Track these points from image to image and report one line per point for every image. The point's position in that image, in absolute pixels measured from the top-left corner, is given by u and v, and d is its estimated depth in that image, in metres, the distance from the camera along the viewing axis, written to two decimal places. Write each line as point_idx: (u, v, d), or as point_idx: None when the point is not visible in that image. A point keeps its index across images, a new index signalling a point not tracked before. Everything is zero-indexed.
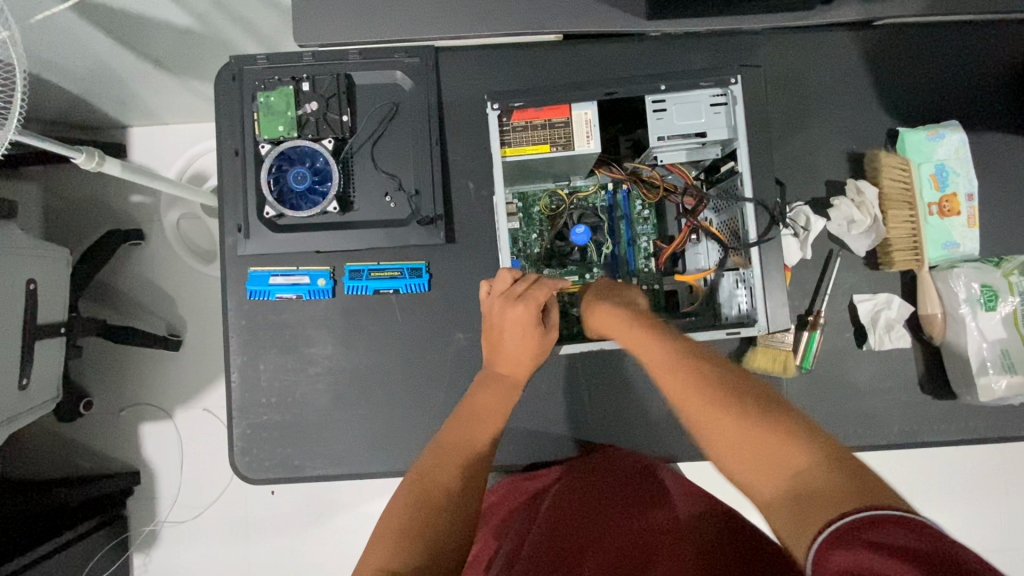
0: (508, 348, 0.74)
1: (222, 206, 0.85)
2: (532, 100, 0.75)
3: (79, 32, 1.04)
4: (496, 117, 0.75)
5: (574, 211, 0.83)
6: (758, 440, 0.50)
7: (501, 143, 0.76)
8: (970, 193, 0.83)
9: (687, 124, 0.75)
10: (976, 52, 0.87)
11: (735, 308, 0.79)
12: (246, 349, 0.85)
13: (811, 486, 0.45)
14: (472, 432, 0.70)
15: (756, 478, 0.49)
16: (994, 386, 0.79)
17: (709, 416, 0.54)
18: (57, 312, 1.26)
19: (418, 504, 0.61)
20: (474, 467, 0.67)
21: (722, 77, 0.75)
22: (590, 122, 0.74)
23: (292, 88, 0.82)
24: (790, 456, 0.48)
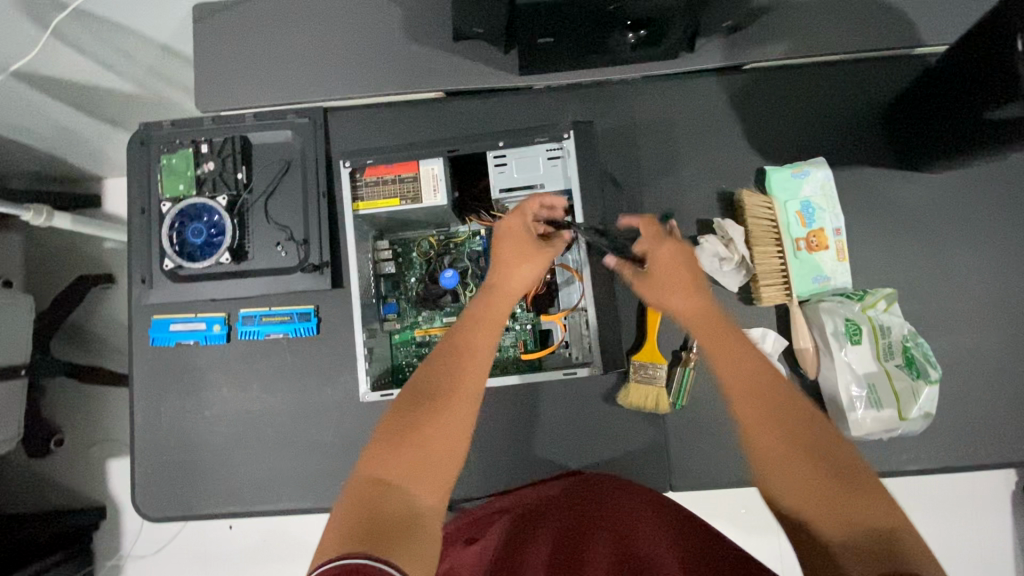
0: (508, 260, 0.71)
1: (130, 258, 0.92)
2: (382, 158, 0.84)
3: (30, 99, 1.15)
4: (348, 174, 0.84)
5: (445, 256, 0.88)
6: (853, 487, 0.49)
7: (355, 198, 0.84)
8: (836, 227, 0.85)
9: (527, 176, 0.82)
10: (842, 91, 0.90)
11: (586, 346, 0.85)
12: (149, 392, 0.90)
13: (858, 539, 0.47)
14: (467, 360, 0.61)
15: (819, 516, 0.49)
16: (860, 418, 0.79)
17: (779, 461, 0.53)
18: (18, 355, 1.35)
19: (411, 422, 0.55)
20: (462, 399, 0.58)
21: (555, 132, 0.82)
22: (436, 177, 0.82)
23: (191, 150, 0.90)
24: (853, 506, 0.49)
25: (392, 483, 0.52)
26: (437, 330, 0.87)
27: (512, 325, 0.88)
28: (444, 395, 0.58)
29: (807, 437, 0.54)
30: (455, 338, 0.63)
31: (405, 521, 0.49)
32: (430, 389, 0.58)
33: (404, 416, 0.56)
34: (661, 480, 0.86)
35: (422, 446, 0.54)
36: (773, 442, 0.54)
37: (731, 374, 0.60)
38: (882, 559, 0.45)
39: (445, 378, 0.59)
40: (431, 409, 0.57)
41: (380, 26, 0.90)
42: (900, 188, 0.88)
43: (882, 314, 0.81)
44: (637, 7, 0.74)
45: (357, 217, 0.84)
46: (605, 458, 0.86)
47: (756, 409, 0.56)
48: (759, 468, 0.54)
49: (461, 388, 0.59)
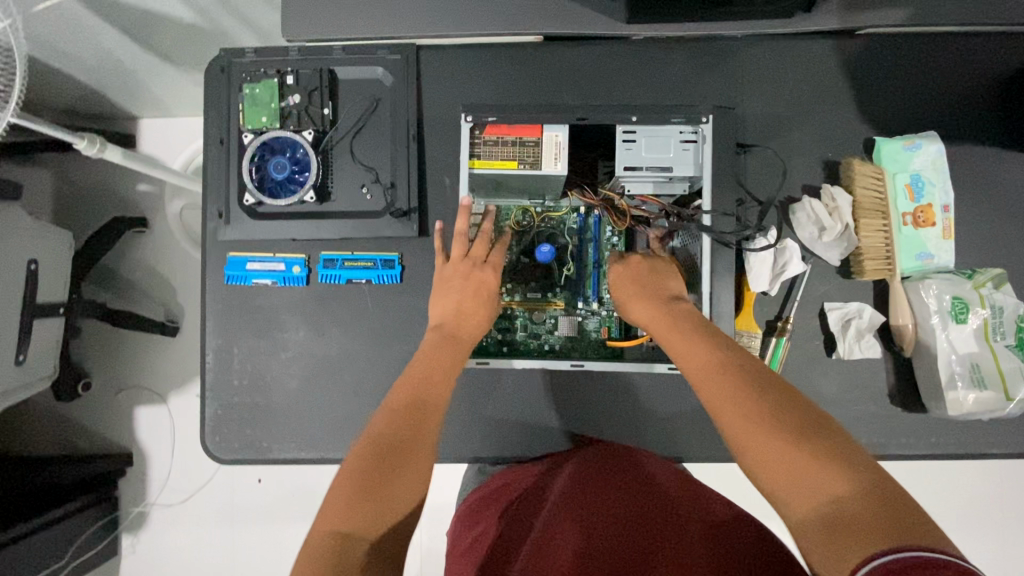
0: (451, 298, 0.78)
1: (205, 191, 0.88)
2: (505, 117, 0.80)
3: (86, 22, 1.08)
4: (468, 130, 0.80)
5: (543, 231, 0.86)
6: (828, 455, 0.51)
7: (471, 156, 0.80)
8: (945, 204, 0.83)
9: (656, 156, 0.78)
10: (958, 65, 0.86)
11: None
12: (222, 331, 0.88)
13: (853, 517, 0.47)
14: (431, 390, 0.70)
15: (793, 500, 0.51)
16: (963, 398, 0.78)
17: (749, 434, 0.55)
18: (57, 293, 1.31)
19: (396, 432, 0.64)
20: (433, 415, 0.67)
21: (694, 115, 0.79)
22: (559, 145, 0.78)
23: (276, 81, 0.85)
24: (835, 484, 0.49)
25: (370, 455, 0.61)
26: (519, 305, 0.85)
27: (599, 311, 0.84)
28: (423, 407, 0.68)
29: (798, 422, 0.54)
30: (408, 377, 0.71)
31: (381, 488, 0.58)
32: (410, 398, 0.68)
33: (393, 421, 0.65)
34: None
35: (395, 444, 0.62)
36: (764, 443, 0.54)
37: (711, 391, 0.60)
38: (888, 531, 0.45)
39: (420, 390, 0.69)
40: (417, 415, 0.66)
41: None
42: (1009, 170, 0.85)
43: (995, 293, 0.80)
44: None
45: (471, 175, 0.80)
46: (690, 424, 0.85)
47: (729, 405, 0.58)
48: (732, 443, 0.56)
49: (431, 399, 0.69)
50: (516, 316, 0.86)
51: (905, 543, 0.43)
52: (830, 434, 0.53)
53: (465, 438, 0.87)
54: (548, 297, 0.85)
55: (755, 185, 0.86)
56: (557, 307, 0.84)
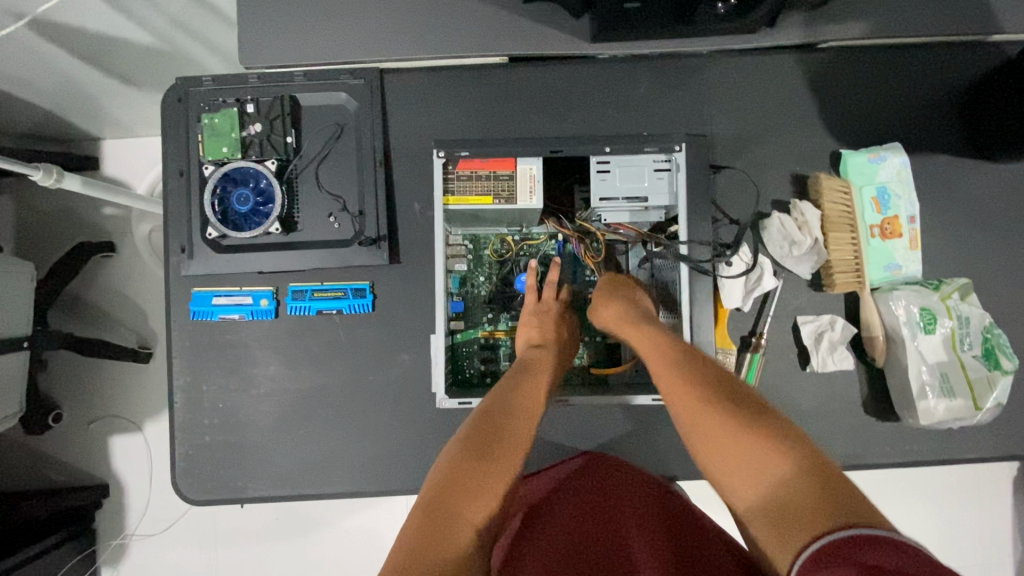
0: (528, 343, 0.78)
1: (166, 227, 0.85)
2: (479, 151, 0.78)
3: (37, 49, 1.04)
4: (441, 164, 0.78)
5: (521, 258, 0.87)
6: (775, 449, 0.56)
7: (445, 191, 0.78)
8: (910, 215, 0.84)
9: (630, 186, 0.77)
10: (918, 77, 0.87)
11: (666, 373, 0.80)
12: (189, 370, 0.85)
13: (795, 502, 0.52)
14: (513, 430, 0.66)
15: (745, 484, 0.57)
16: (933, 407, 0.79)
17: (701, 431, 0.62)
18: (19, 327, 1.26)
19: (474, 478, 0.60)
20: (515, 460, 0.64)
21: (666, 144, 0.78)
22: (534, 177, 0.77)
23: (236, 110, 0.83)
24: (777, 470, 0.55)
25: (458, 514, 0.57)
26: (505, 334, 0.85)
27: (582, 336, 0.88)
28: (496, 441, 0.64)
29: (745, 416, 0.59)
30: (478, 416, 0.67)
31: (462, 549, 0.55)
32: (484, 431, 0.65)
33: (467, 462, 0.61)
34: None
35: (482, 496, 0.59)
36: (717, 435, 0.60)
37: (667, 384, 0.66)
38: (828, 512, 0.49)
39: (495, 431, 0.65)
40: (491, 454, 0.63)
41: None
42: (972, 178, 0.87)
43: (961, 303, 0.81)
44: None
45: (444, 211, 0.78)
46: (671, 444, 0.84)
47: (684, 400, 0.64)
48: (686, 431, 0.64)
49: (518, 434, 0.66)
50: (500, 345, 0.85)
51: (827, 527, 0.48)
52: (777, 425, 0.58)
53: None
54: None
55: (727, 203, 0.86)
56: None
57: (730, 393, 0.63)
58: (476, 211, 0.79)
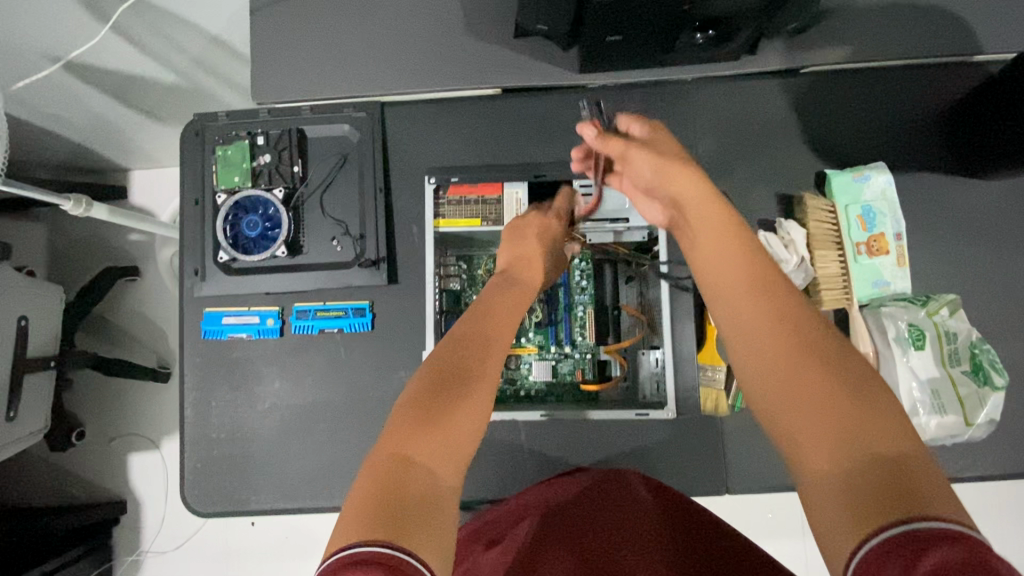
0: (524, 253, 0.77)
1: (181, 251, 0.91)
2: (468, 178, 0.86)
3: (72, 89, 1.13)
4: (433, 189, 0.86)
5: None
6: (885, 418, 0.46)
7: (436, 214, 0.85)
8: (896, 232, 0.85)
9: (612, 208, 0.82)
10: (901, 98, 0.90)
11: (654, 388, 0.83)
12: (199, 386, 0.90)
13: (865, 471, 0.44)
14: (479, 357, 0.60)
15: (811, 447, 0.47)
16: (925, 423, 0.79)
17: (795, 389, 0.50)
18: (47, 347, 1.34)
19: (449, 394, 0.55)
20: (483, 384, 0.58)
21: None
22: (519, 201, 0.85)
23: (248, 142, 0.90)
24: (864, 440, 0.45)
25: (417, 463, 0.50)
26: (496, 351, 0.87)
27: (572, 353, 0.86)
28: (462, 369, 0.58)
29: (834, 377, 0.49)
30: (441, 351, 0.60)
31: (436, 504, 0.47)
32: (447, 364, 0.58)
33: (429, 393, 0.55)
34: (717, 481, 0.84)
35: (435, 435, 0.51)
36: (805, 389, 0.49)
37: (757, 336, 0.54)
38: (895, 492, 0.42)
39: (457, 362, 0.58)
40: (454, 387, 0.56)
41: (441, 19, 0.88)
42: (959, 195, 0.88)
43: (949, 320, 0.81)
44: (710, 7, 0.72)
45: (436, 233, 0.85)
46: (663, 460, 0.85)
47: (776, 359, 0.52)
48: (759, 379, 0.53)
49: (485, 361, 0.60)
50: None
51: (896, 512, 0.41)
52: (874, 386, 0.48)
53: None
54: (522, 342, 0.87)
55: None
56: (530, 351, 0.86)
57: (825, 343, 0.52)
58: (466, 232, 0.87)
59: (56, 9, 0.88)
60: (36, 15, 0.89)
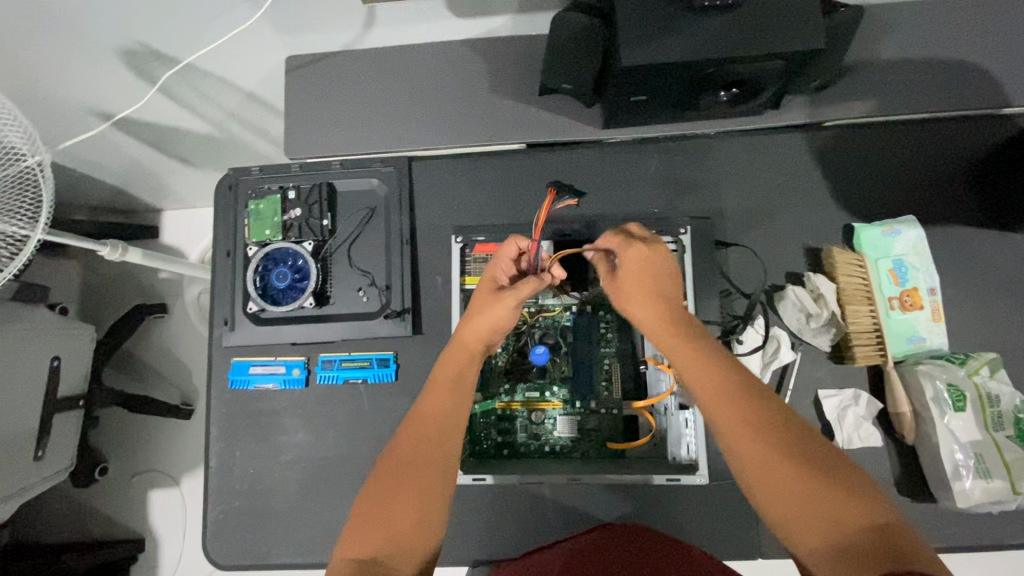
0: (471, 312, 0.73)
1: (213, 301, 0.93)
2: (494, 237, 0.89)
3: (114, 141, 1.18)
4: (459, 249, 0.89)
5: (536, 329, 0.87)
6: (853, 488, 0.50)
7: (463, 271, 0.89)
8: (930, 287, 0.84)
9: None
10: (927, 151, 0.89)
11: (685, 452, 0.80)
12: (225, 436, 0.91)
13: (851, 543, 0.47)
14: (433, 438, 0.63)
15: (803, 528, 0.50)
16: (970, 490, 0.76)
17: (769, 476, 0.52)
18: (77, 386, 1.36)
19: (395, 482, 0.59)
20: (434, 464, 0.61)
21: (672, 228, 0.86)
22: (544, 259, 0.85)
23: (279, 197, 0.92)
24: (845, 517, 0.49)
25: (376, 556, 0.53)
26: (521, 406, 0.86)
27: (598, 409, 0.85)
28: (421, 462, 0.60)
29: (805, 460, 0.52)
30: (402, 437, 0.64)
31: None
32: (403, 456, 0.61)
33: (382, 497, 0.57)
34: (748, 545, 0.81)
35: (380, 524, 0.55)
36: (783, 474, 0.52)
37: (732, 430, 0.55)
38: (880, 554, 0.45)
39: (412, 456, 0.61)
40: (407, 483, 0.59)
41: (468, 79, 0.91)
42: (992, 248, 0.86)
43: (989, 380, 0.79)
44: (735, 68, 0.73)
45: (463, 289, 0.88)
46: (692, 521, 0.82)
47: (753, 447, 0.53)
48: (743, 465, 0.54)
49: (444, 444, 0.63)
50: (516, 417, 0.86)
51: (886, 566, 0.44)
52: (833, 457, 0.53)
53: (461, 541, 0.84)
54: (546, 396, 0.86)
55: (737, 277, 0.88)
56: (554, 406, 0.86)
57: (787, 423, 0.55)
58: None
59: (105, 70, 0.93)
60: (86, 75, 0.93)
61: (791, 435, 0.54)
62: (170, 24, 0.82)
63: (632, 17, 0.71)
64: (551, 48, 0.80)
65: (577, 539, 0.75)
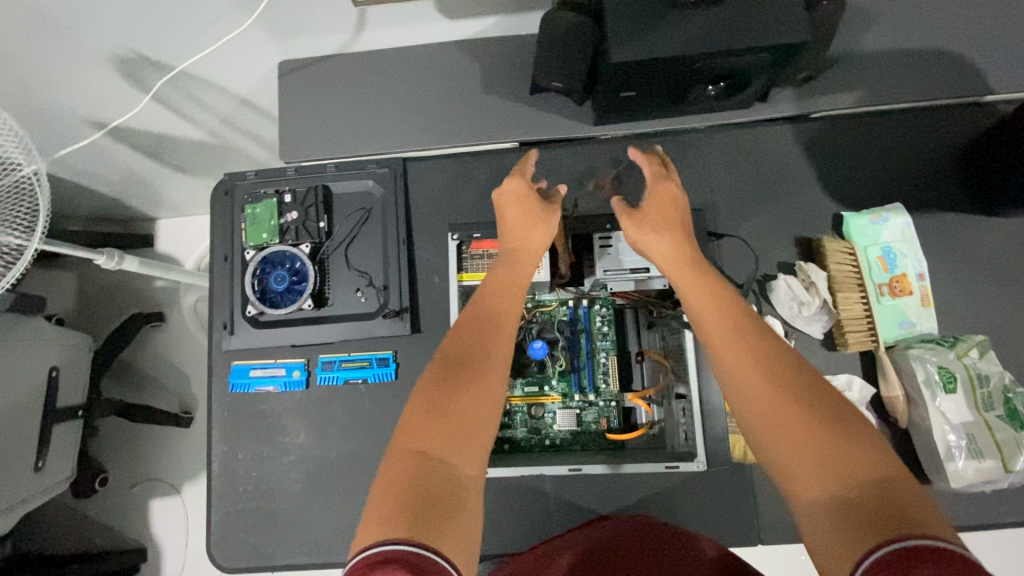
0: (512, 226, 0.75)
1: (212, 306, 0.94)
2: (490, 233, 0.89)
3: (109, 150, 1.19)
4: (456, 245, 0.89)
5: (534, 324, 0.89)
6: (861, 440, 0.47)
7: (460, 268, 0.89)
8: (919, 273, 0.85)
9: (633, 259, 0.81)
10: (913, 139, 0.91)
11: (683, 439, 0.81)
12: (227, 439, 0.91)
13: (848, 494, 0.44)
14: (494, 338, 0.60)
15: (803, 475, 0.47)
16: (963, 471, 0.77)
17: (770, 420, 0.49)
18: (76, 396, 1.36)
19: (446, 379, 0.55)
20: (495, 369, 0.58)
21: None
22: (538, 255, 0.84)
23: (276, 200, 0.93)
24: (848, 465, 0.46)
25: (438, 452, 0.51)
26: (520, 401, 0.87)
27: (596, 402, 0.86)
28: (473, 363, 0.57)
29: (813, 405, 0.49)
30: (456, 335, 0.61)
31: (455, 496, 0.49)
32: (458, 352, 0.58)
33: (439, 395, 0.54)
34: (748, 531, 0.82)
35: (446, 422, 0.52)
36: (785, 419, 0.49)
37: (738, 372, 0.53)
38: (878, 514, 0.42)
39: (467, 351, 0.59)
40: (462, 383, 0.55)
41: (461, 79, 0.92)
42: (977, 233, 0.88)
43: (979, 362, 0.80)
44: (722, 62, 0.75)
45: (460, 286, 0.89)
46: (692, 509, 0.83)
47: (757, 388, 0.51)
48: (745, 407, 0.51)
49: (492, 352, 0.59)
50: (516, 412, 0.87)
51: (883, 534, 0.41)
52: (851, 414, 0.48)
53: None
54: (545, 390, 0.87)
55: (730, 268, 0.89)
56: (553, 400, 0.87)
57: (798, 370, 0.51)
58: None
59: (99, 79, 0.94)
60: (80, 85, 0.94)
61: (801, 381, 0.51)
62: (163, 33, 0.83)
63: (621, 15, 0.72)
64: (542, 47, 0.81)
65: (581, 529, 0.76)
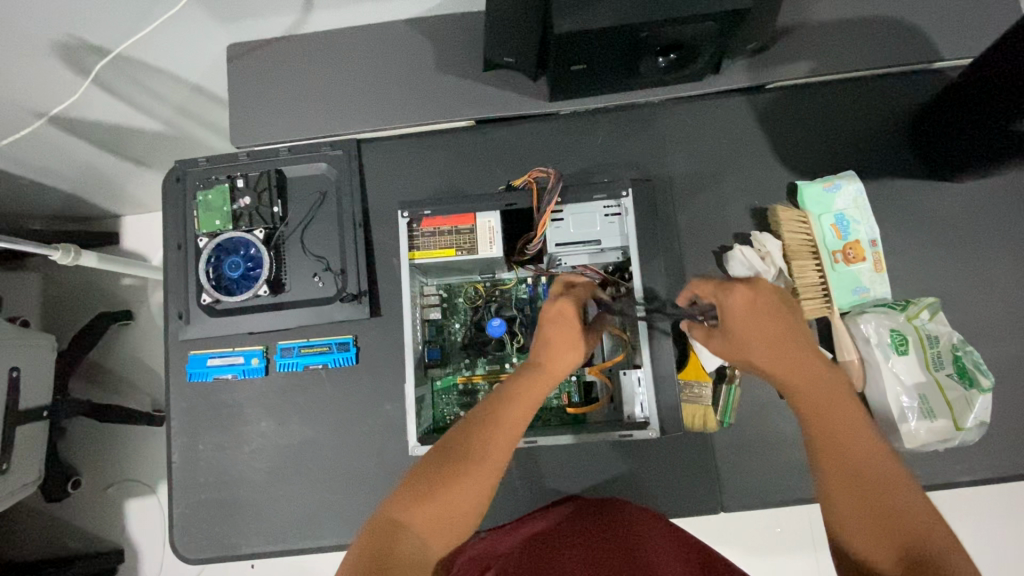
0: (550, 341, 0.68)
1: (167, 296, 0.92)
2: (440, 210, 0.84)
3: (61, 143, 1.16)
4: (406, 224, 0.84)
5: (492, 303, 0.89)
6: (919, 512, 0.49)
7: (411, 246, 0.84)
8: (871, 239, 0.86)
9: (584, 232, 0.82)
10: (865, 107, 0.91)
11: (638, 408, 0.81)
12: (188, 431, 0.90)
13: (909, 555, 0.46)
14: (490, 442, 0.59)
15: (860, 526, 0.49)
16: (915, 430, 0.78)
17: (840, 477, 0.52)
18: (40, 397, 1.33)
19: (434, 468, 0.57)
20: (485, 470, 0.58)
21: (614, 191, 0.83)
22: (493, 229, 0.82)
23: (228, 186, 0.91)
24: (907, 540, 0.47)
25: (408, 526, 0.53)
26: (481, 379, 0.86)
27: None
28: (471, 456, 0.58)
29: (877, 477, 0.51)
30: (464, 429, 0.61)
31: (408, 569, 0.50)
32: (458, 445, 0.59)
33: (433, 475, 0.57)
34: (711, 500, 0.83)
35: (429, 504, 0.55)
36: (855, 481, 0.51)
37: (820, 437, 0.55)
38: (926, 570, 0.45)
39: (462, 446, 0.59)
40: (462, 468, 0.57)
41: (413, 58, 0.91)
42: (929, 198, 0.89)
43: (928, 324, 0.82)
44: (668, 32, 0.74)
45: (411, 265, 0.83)
46: (655, 480, 0.84)
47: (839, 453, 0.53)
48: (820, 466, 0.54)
49: (489, 451, 0.59)
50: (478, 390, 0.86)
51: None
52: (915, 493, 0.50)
53: None
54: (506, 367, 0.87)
55: (688, 241, 0.90)
56: None
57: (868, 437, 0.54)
58: (442, 263, 0.84)
59: (40, 69, 0.91)
60: (22, 76, 0.91)
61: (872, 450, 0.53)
62: (101, 18, 0.81)
63: None
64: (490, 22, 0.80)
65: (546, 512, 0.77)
